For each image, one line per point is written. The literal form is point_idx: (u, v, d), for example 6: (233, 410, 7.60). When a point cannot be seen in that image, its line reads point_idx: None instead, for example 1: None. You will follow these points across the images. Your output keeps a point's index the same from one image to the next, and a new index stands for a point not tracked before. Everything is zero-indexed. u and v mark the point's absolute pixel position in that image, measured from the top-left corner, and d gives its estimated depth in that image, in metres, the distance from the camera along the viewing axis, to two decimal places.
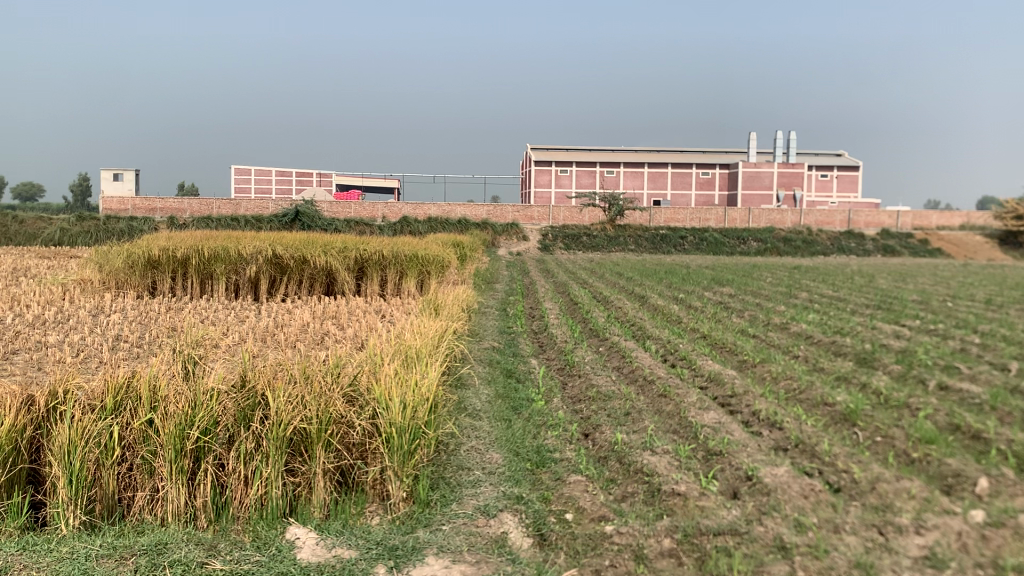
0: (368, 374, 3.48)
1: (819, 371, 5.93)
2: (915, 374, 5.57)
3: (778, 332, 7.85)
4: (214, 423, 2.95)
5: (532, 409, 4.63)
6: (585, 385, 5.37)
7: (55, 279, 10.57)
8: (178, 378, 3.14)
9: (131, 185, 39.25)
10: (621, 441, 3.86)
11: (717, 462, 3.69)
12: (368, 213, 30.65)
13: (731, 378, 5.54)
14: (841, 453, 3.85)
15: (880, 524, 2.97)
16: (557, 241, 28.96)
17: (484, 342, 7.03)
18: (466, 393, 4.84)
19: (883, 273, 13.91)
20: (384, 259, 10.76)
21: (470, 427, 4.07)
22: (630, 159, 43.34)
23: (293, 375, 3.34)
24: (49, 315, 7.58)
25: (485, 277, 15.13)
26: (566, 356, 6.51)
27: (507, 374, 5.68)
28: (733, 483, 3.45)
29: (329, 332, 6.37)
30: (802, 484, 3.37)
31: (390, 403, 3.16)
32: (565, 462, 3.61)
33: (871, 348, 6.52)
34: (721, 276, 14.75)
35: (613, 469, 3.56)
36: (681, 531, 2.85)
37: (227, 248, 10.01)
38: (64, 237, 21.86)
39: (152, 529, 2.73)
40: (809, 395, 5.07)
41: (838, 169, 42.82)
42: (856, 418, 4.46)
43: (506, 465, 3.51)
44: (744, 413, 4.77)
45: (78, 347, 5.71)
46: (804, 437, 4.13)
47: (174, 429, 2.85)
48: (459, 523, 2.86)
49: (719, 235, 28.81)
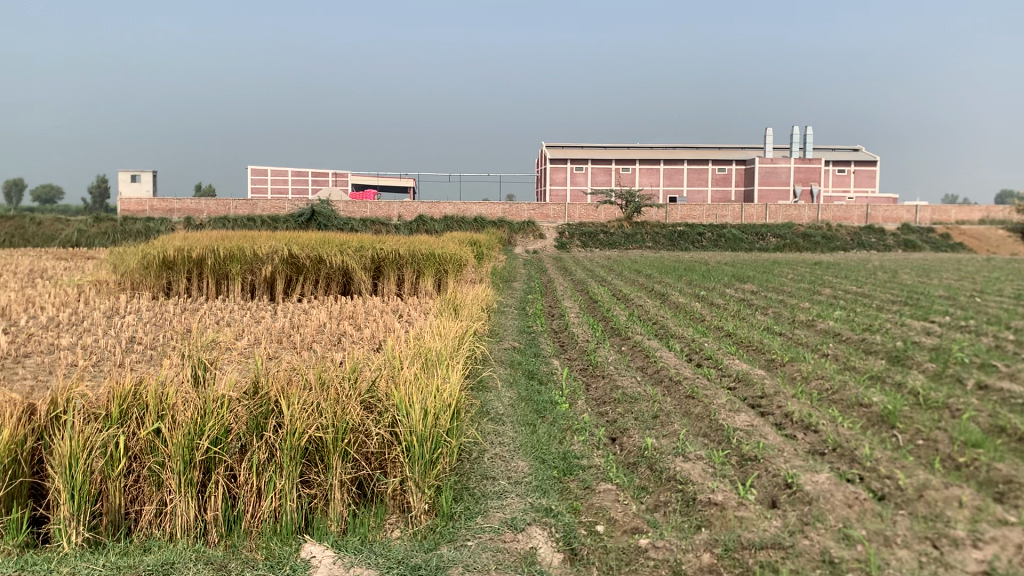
0: (387, 379, 3.33)
1: (851, 370, 5.72)
2: (952, 373, 5.36)
3: (804, 330, 7.65)
4: (225, 431, 2.80)
5: (556, 412, 4.46)
6: (609, 386, 5.19)
7: (70, 280, 10.49)
8: (187, 385, 2.98)
9: (148, 186, 39.42)
10: (650, 447, 3.68)
11: (753, 468, 3.51)
12: (384, 212, 30.56)
13: (760, 378, 5.35)
14: (883, 458, 3.66)
15: (934, 536, 2.78)
16: (574, 239, 28.79)
17: (504, 342, 6.88)
18: (488, 396, 4.67)
19: (908, 267, 13.65)
20: (401, 258, 10.62)
21: (493, 433, 3.90)
22: (646, 156, 43.07)
23: (308, 380, 3.19)
24: (63, 317, 7.47)
25: (503, 275, 14.97)
26: (588, 356, 6.33)
27: (529, 375, 5.51)
28: (771, 491, 3.27)
29: (346, 333, 6.22)
30: (846, 493, 3.18)
31: (410, 409, 3.02)
32: (593, 470, 3.43)
33: (903, 346, 6.32)
34: (743, 273, 14.54)
35: (645, 477, 3.39)
36: (722, 545, 2.67)
37: (243, 248, 9.88)
38: (81, 238, 21.87)
39: (159, 546, 2.58)
40: (843, 395, 4.88)
41: (856, 164, 42.40)
42: (895, 420, 4.26)
43: (532, 474, 3.34)
44: (776, 415, 4.58)
45: (91, 350, 5.58)
46: (842, 441, 3.94)
47: (182, 439, 2.69)
48: (485, 538, 2.69)
49: (738, 231, 28.56)
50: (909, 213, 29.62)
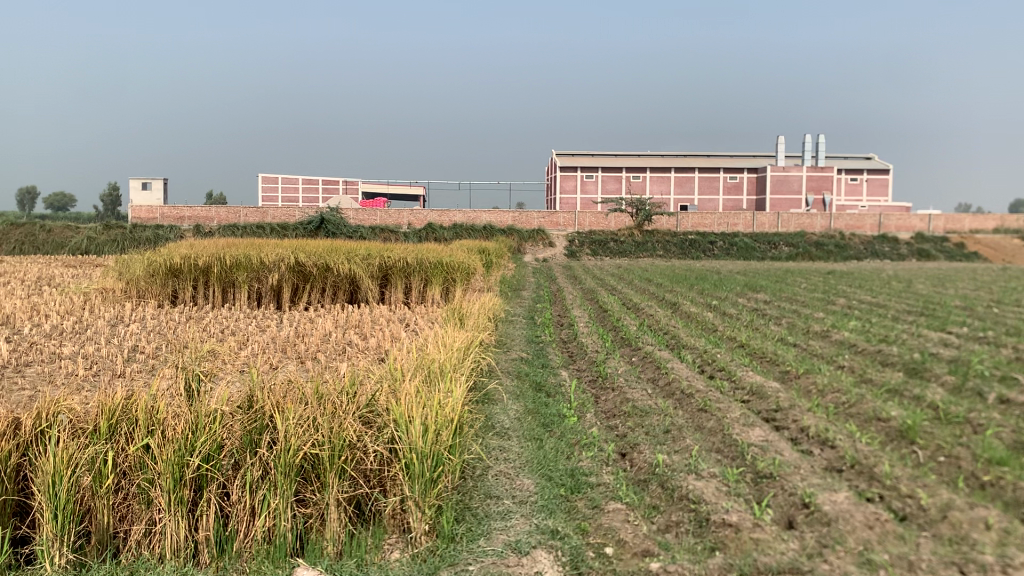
0: (388, 394, 3.21)
1: (867, 383, 5.57)
2: (972, 386, 5.19)
3: (819, 341, 7.49)
4: (218, 447, 2.69)
5: (563, 426, 4.33)
6: (619, 399, 5.07)
7: (78, 287, 10.43)
8: (179, 398, 2.87)
9: (160, 195, 39.56)
10: (662, 463, 3.55)
11: (768, 486, 3.37)
12: (394, 220, 30.51)
13: (775, 391, 5.20)
14: (904, 476, 3.52)
15: (961, 561, 2.64)
16: (584, 247, 28.65)
17: (511, 352, 6.77)
18: (493, 409, 4.55)
19: (922, 276, 13.45)
20: (409, 266, 10.52)
21: (497, 449, 3.78)
22: (656, 165, 42.92)
23: (305, 394, 3.07)
24: (67, 326, 7.39)
25: (511, 284, 14.85)
26: (597, 367, 6.20)
27: (537, 387, 5.39)
28: (788, 510, 3.13)
29: (351, 343, 6.11)
30: (866, 513, 3.05)
31: (410, 425, 2.91)
32: (602, 488, 3.30)
33: (920, 358, 6.16)
34: (754, 281, 14.36)
35: (656, 496, 3.26)
36: (737, 571, 2.53)
37: (249, 256, 9.80)
38: (91, 246, 21.91)
39: (147, 568, 2.46)
40: (860, 409, 4.73)
41: (869, 172, 42.12)
42: (915, 435, 4.11)
43: (538, 492, 3.21)
44: (790, 430, 4.44)
45: (92, 360, 5.49)
46: (860, 457, 3.80)
47: (172, 455, 2.58)
48: (488, 562, 2.56)
49: (750, 240, 28.38)
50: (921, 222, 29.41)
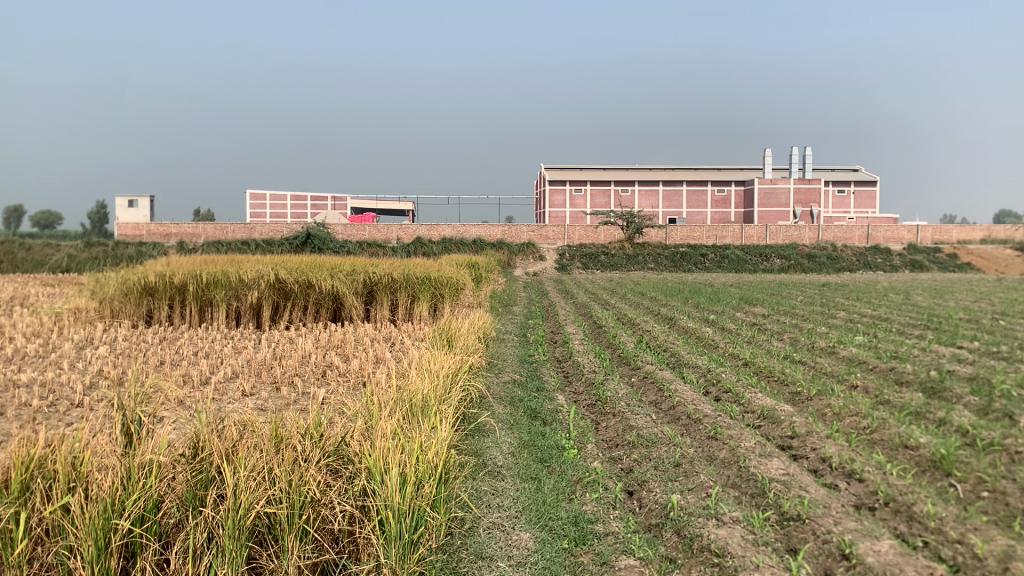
0: (361, 436, 2.84)
1: (886, 405, 5.14)
2: (1000, 407, 4.77)
3: (826, 358, 7.08)
4: (154, 507, 2.30)
5: (563, 461, 3.92)
6: (622, 427, 4.65)
7: (49, 307, 9.96)
8: (111, 450, 2.48)
9: (145, 211, 39.02)
10: (675, 506, 3.15)
11: (798, 531, 2.97)
12: (382, 235, 30.12)
13: (789, 415, 4.78)
14: (949, 517, 3.10)
15: None
16: (575, 261, 28.23)
17: (503, 375, 6.34)
18: (484, 444, 4.13)
19: (918, 288, 13.15)
20: (395, 282, 10.10)
21: (489, 494, 3.36)
22: (645, 178, 42.68)
23: (260, 436, 2.68)
24: (30, 349, 6.90)
25: (502, 299, 14.50)
26: (596, 391, 5.75)
27: (531, 414, 4.96)
28: (824, 563, 2.73)
29: (332, 366, 5.68)
30: (917, 567, 2.62)
31: (384, 476, 2.54)
32: (610, 539, 2.88)
33: (937, 376, 5.74)
34: (750, 295, 13.98)
35: (671, 546, 2.84)
36: None
37: (227, 273, 9.38)
38: (71, 263, 21.33)
39: None
40: (885, 435, 4.31)
41: (856, 185, 42.01)
42: (951, 466, 3.69)
43: (537, 549, 2.79)
44: (811, 460, 4.03)
45: (48, 388, 5.02)
46: (895, 493, 3.39)
47: (96, 518, 2.15)
48: None
49: (741, 252, 28.08)
50: (909, 232, 29.27)
